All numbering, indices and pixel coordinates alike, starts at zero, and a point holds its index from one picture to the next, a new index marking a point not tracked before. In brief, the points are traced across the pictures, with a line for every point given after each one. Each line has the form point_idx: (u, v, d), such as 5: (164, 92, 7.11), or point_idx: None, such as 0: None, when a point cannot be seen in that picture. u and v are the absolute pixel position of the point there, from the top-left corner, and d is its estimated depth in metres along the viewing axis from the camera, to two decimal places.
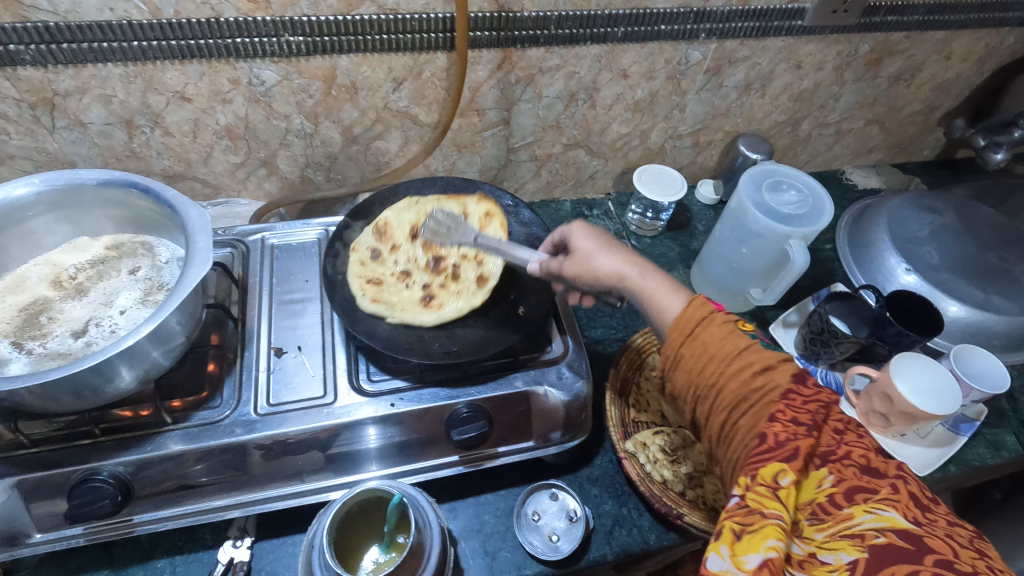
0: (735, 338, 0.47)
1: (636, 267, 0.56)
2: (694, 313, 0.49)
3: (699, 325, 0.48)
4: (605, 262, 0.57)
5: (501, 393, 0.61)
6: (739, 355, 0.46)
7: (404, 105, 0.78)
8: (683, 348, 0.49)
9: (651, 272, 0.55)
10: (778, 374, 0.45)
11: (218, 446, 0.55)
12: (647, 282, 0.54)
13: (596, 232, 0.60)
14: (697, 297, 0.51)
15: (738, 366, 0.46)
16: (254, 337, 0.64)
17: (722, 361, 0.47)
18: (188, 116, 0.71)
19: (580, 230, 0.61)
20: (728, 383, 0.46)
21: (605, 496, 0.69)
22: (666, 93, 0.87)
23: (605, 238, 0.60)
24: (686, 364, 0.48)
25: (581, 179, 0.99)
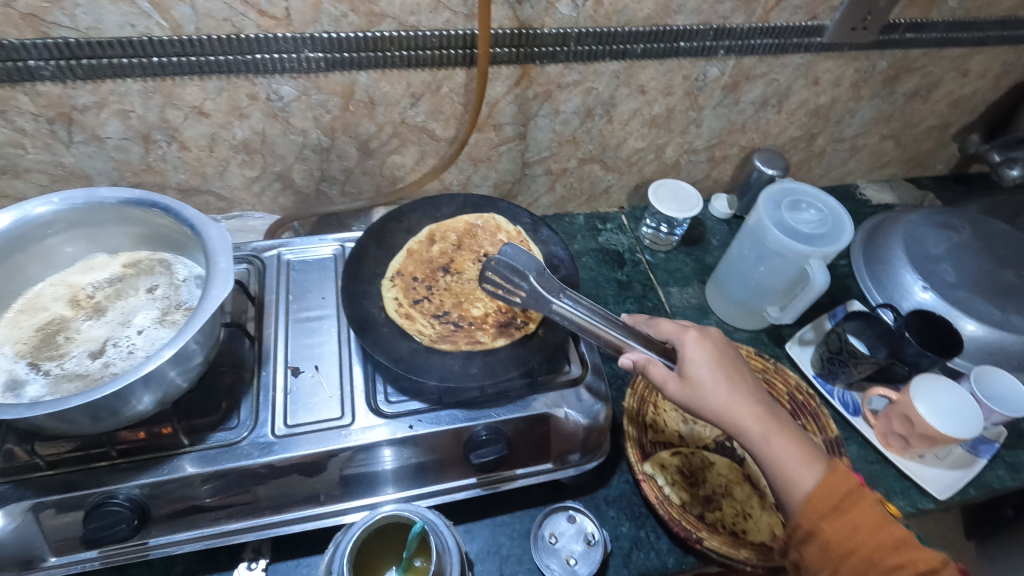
0: (886, 524, 0.50)
1: (761, 423, 0.54)
2: (837, 487, 0.52)
3: (846, 500, 0.51)
4: (722, 406, 0.55)
5: (521, 415, 0.60)
6: (891, 538, 0.49)
7: (421, 120, 0.77)
8: (825, 521, 0.51)
9: (778, 431, 0.54)
10: (935, 571, 0.48)
11: (236, 469, 0.54)
12: (774, 443, 0.54)
13: (715, 361, 0.57)
14: (834, 466, 0.53)
15: (889, 555, 0.49)
16: (270, 356, 0.63)
17: (868, 540, 0.49)
18: (206, 130, 0.71)
19: (697, 361, 0.57)
20: (877, 572, 0.48)
21: (623, 518, 0.68)
22: (683, 108, 0.86)
23: (723, 370, 0.57)
24: (826, 539, 0.50)
25: (595, 193, 0.98)
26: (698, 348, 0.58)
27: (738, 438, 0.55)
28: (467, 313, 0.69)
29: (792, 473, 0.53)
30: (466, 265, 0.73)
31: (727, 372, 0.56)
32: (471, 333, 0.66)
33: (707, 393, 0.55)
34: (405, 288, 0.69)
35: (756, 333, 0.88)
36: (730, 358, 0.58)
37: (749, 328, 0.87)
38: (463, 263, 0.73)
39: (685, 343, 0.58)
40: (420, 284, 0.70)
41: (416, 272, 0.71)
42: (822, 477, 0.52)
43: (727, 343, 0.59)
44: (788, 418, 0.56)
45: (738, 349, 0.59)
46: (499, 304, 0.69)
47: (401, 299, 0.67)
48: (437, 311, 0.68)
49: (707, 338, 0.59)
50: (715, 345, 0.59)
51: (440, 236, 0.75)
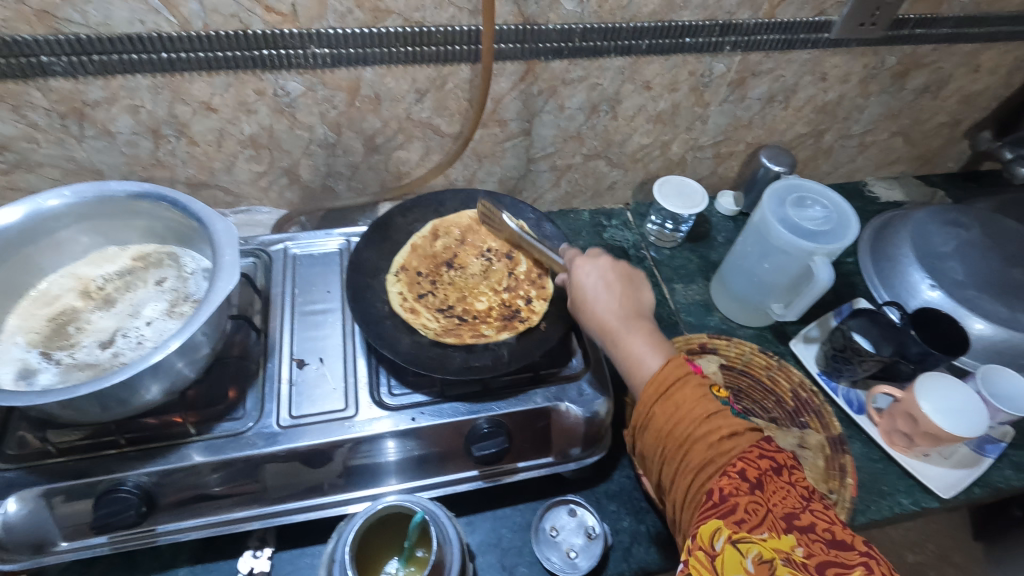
0: (706, 403, 0.49)
1: (618, 328, 0.57)
2: (671, 374, 0.51)
3: (674, 386, 0.51)
4: (595, 313, 0.58)
5: (522, 408, 0.61)
6: (708, 419, 0.49)
7: (426, 116, 0.78)
8: (656, 405, 0.51)
9: (631, 332, 0.56)
10: (740, 440, 0.48)
11: (242, 458, 0.56)
12: (627, 343, 0.56)
13: (599, 270, 0.61)
14: (674, 357, 0.53)
15: (706, 429, 0.48)
16: (276, 348, 0.64)
17: (690, 423, 0.49)
18: (213, 125, 0.72)
19: (582, 277, 0.61)
20: (694, 446, 0.48)
21: (623, 512, 0.68)
22: (689, 104, 0.86)
23: (602, 286, 0.59)
24: (656, 423, 0.51)
25: (600, 189, 0.98)
26: (584, 267, 0.62)
27: (605, 342, 0.58)
28: (472, 307, 0.70)
29: (636, 362, 0.54)
30: (469, 260, 0.74)
31: (607, 286, 0.59)
32: (475, 326, 0.66)
33: (585, 303, 0.59)
34: (409, 282, 0.69)
35: (760, 329, 0.88)
36: (612, 276, 0.60)
37: (754, 325, 0.87)
38: (467, 258, 0.74)
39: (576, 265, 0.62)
40: (424, 278, 0.71)
41: (420, 267, 0.72)
42: (661, 366, 0.52)
43: (621, 261, 0.62)
44: (655, 324, 0.57)
45: (629, 269, 0.61)
46: (503, 297, 0.70)
47: (407, 293, 0.68)
48: (442, 305, 0.69)
49: (600, 260, 0.62)
50: (608, 265, 0.61)
51: (444, 232, 0.76)
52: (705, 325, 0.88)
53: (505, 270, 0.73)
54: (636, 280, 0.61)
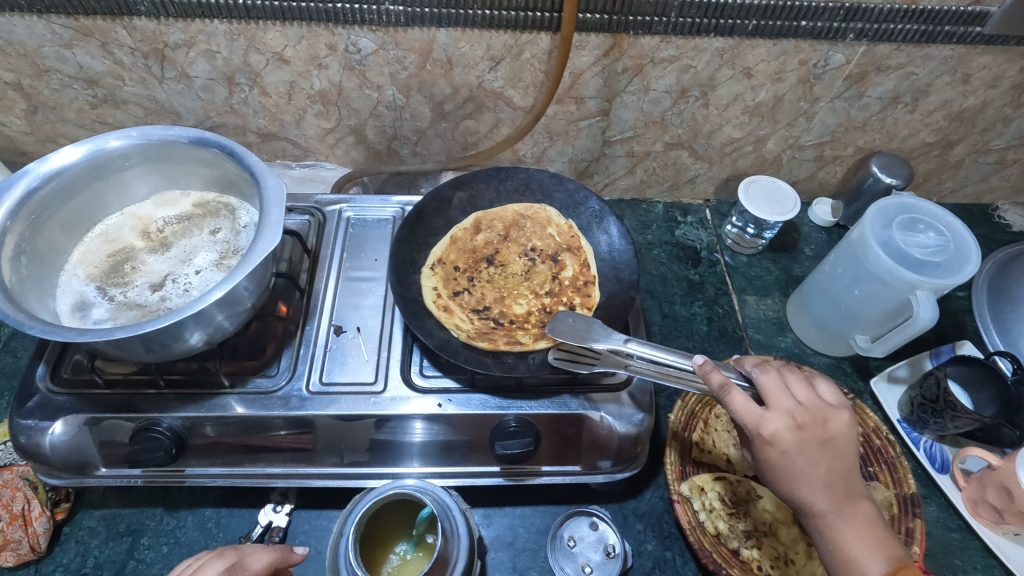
0: None
1: (827, 515, 0.48)
2: None
3: None
4: (796, 489, 0.48)
5: (554, 411, 0.58)
6: None
7: (499, 85, 0.73)
8: None
9: (845, 524, 0.47)
10: None
11: (269, 417, 0.56)
12: (844, 535, 0.47)
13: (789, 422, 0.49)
14: (905, 565, 0.46)
15: None
16: (317, 312, 0.64)
17: None
18: (286, 78, 0.71)
19: (779, 443, 0.48)
20: None
21: (648, 535, 0.64)
22: (794, 98, 0.76)
23: (808, 450, 0.48)
24: None
25: (680, 181, 0.90)
26: (770, 437, 0.49)
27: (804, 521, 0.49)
28: (510, 310, 0.64)
29: (852, 564, 0.46)
30: (515, 259, 0.67)
31: (810, 455, 0.48)
32: (511, 332, 0.61)
33: (786, 476, 0.48)
34: (447, 280, 0.64)
35: (838, 360, 0.78)
36: (811, 437, 0.48)
37: (832, 353, 0.78)
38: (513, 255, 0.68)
39: (761, 420, 0.49)
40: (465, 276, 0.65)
41: (458, 261, 0.66)
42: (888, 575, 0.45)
43: (812, 413, 0.49)
44: (872, 504, 0.49)
45: (827, 421, 0.49)
46: (544, 303, 0.64)
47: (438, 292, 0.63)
48: (477, 305, 0.64)
49: (783, 396, 0.50)
50: (798, 396, 0.51)
51: (487, 224, 0.69)
52: (774, 346, 0.79)
53: (548, 275, 0.66)
54: (838, 423, 0.50)
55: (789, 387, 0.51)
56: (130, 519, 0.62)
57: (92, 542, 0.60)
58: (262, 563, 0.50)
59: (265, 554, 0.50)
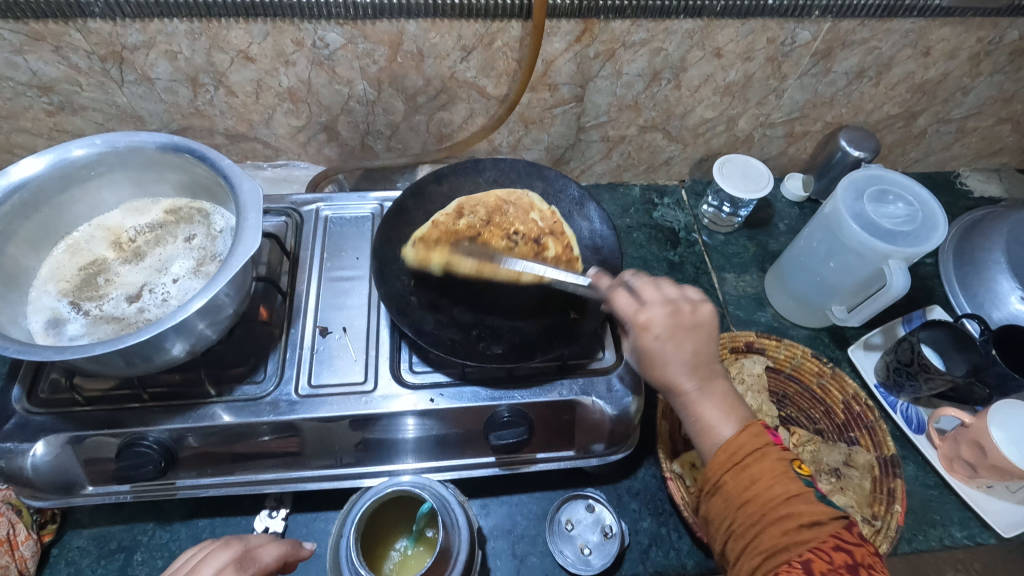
0: (787, 482, 0.43)
1: (690, 387, 0.48)
2: (747, 443, 0.45)
3: (750, 457, 0.44)
4: (668, 371, 0.49)
5: (546, 399, 0.58)
6: (785, 502, 0.42)
7: (471, 76, 0.72)
8: (726, 477, 0.45)
9: (706, 395, 0.48)
10: (822, 529, 0.41)
11: (259, 423, 0.55)
12: (703, 405, 0.48)
13: (654, 305, 0.50)
14: (751, 425, 0.47)
15: (783, 512, 0.42)
16: (300, 314, 0.63)
17: (763, 496, 0.43)
18: (252, 76, 0.69)
19: (648, 333, 0.49)
20: (767, 527, 0.42)
21: (643, 514, 0.66)
22: (763, 76, 0.77)
23: (671, 339, 0.49)
24: (725, 492, 0.44)
25: (655, 164, 0.91)
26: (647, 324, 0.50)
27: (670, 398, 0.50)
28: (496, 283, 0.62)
29: (707, 430, 0.47)
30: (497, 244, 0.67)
31: (672, 335, 0.49)
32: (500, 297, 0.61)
33: (658, 363, 0.49)
34: (434, 264, 0.62)
35: (816, 331, 0.80)
36: (682, 319, 0.50)
37: (811, 325, 0.80)
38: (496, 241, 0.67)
39: (633, 316, 0.50)
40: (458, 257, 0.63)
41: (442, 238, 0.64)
42: (735, 434, 0.46)
43: (680, 301, 0.51)
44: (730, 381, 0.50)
45: (698, 312, 0.51)
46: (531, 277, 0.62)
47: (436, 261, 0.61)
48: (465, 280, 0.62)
49: (655, 292, 0.52)
50: (669, 294, 0.52)
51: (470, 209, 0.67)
52: (754, 322, 0.81)
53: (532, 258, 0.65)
54: (703, 314, 0.51)
55: (658, 286, 0.53)
56: (123, 536, 0.61)
57: (84, 562, 0.59)
58: (273, 556, 0.50)
59: (275, 546, 0.51)
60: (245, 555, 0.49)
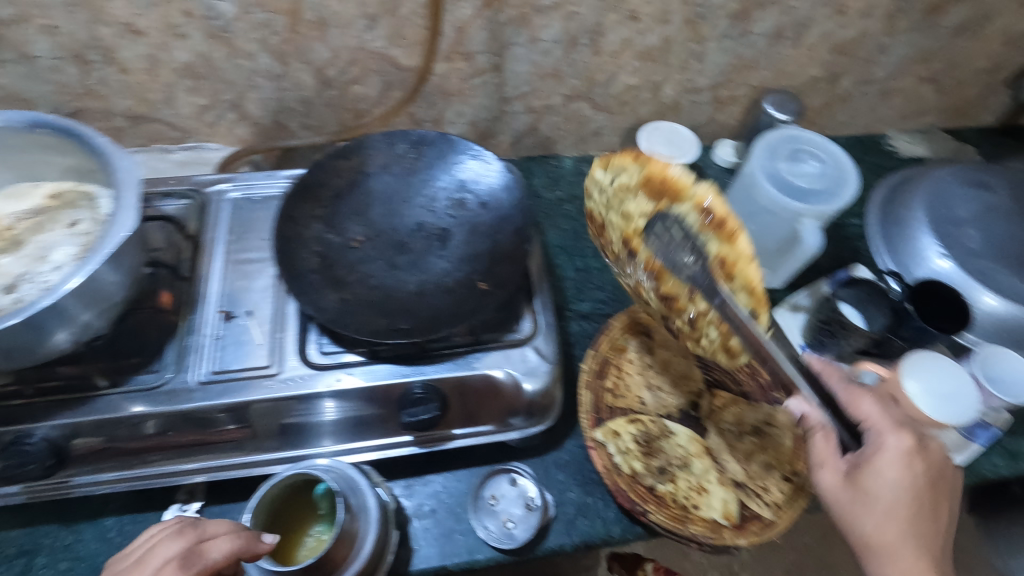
0: None
1: (862, 500, 0.52)
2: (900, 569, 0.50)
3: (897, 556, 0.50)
4: (869, 526, 0.52)
5: (459, 373, 0.57)
6: None
7: (380, 46, 0.70)
8: None
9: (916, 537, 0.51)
10: None
11: (156, 412, 0.53)
12: (860, 520, 0.52)
13: (924, 460, 0.53)
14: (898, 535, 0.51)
15: None
16: (204, 299, 0.60)
17: None
18: (143, 52, 0.66)
19: (878, 477, 0.52)
20: None
21: (569, 484, 0.65)
22: (683, 40, 0.76)
23: (903, 484, 0.52)
24: None
25: (585, 135, 0.89)
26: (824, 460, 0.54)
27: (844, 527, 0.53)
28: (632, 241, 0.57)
29: None
30: (615, 282, 0.59)
31: (891, 511, 0.51)
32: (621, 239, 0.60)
33: (864, 519, 0.52)
34: (634, 162, 0.54)
35: None
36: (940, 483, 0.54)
37: None
38: (616, 276, 0.60)
39: (861, 461, 0.53)
40: (610, 223, 0.58)
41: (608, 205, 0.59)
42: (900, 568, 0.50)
43: (935, 445, 0.54)
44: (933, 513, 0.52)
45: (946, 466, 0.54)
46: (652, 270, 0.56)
47: (744, 264, 0.48)
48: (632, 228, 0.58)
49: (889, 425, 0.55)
50: (890, 418, 0.55)
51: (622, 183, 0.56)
52: None
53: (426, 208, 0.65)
54: (936, 451, 0.54)
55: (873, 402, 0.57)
56: (26, 538, 0.58)
57: None
58: (223, 551, 0.46)
59: (226, 541, 0.46)
60: (190, 550, 0.46)
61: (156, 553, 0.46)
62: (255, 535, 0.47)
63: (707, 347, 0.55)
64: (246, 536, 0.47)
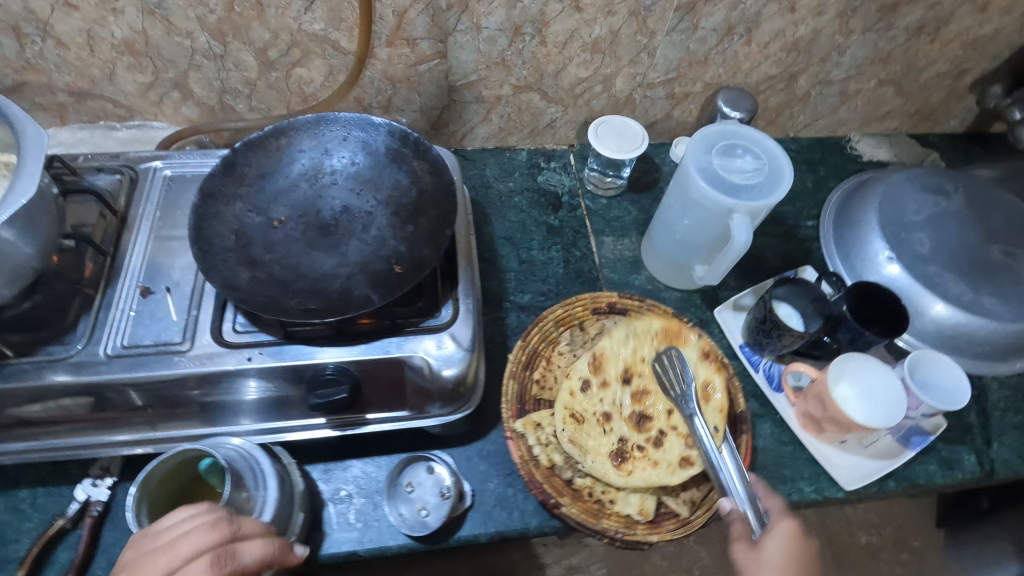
0: None
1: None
2: None
3: None
4: None
5: (371, 356, 0.57)
6: None
7: (320, 28, 0.70)
8: None
9: None
10: None
11: (60, 384, 0.53)
12: None
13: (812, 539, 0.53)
14: None
15: None
16: (123, 273, 0.60)
17: None
18: (79, 26, 0.66)
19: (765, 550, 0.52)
20: None
21: (491, 475, 0.65)
22: (630, 32, 0.75)
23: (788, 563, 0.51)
24: None
25: (539, 127, 0.89)
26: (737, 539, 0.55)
27: None
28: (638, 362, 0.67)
29: None
30: (596, 411, 0.64)
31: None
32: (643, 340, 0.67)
33: None
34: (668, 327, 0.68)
35: (688, 294, 0.80)
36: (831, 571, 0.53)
37: (682, 287, 0.79)
38: (593, 407, 0.64)
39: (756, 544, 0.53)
40: (615, 354, 0.66)
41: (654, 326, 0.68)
42: None
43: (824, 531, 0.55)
44: None
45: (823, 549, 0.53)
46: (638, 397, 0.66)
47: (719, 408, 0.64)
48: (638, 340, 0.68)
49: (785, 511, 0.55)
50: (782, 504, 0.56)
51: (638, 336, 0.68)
52: (628, 284, 0.80)
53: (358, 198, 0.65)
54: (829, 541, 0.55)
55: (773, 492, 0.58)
56: None
57: None
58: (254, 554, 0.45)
59: (260, 546, 0.45)
60: (225, 546, 0.44)
61: (186, 539, 0.43)
62: (284, 545, 0.48)
63: (661, 463, 0.61)
64: (278, 544, 0.47)
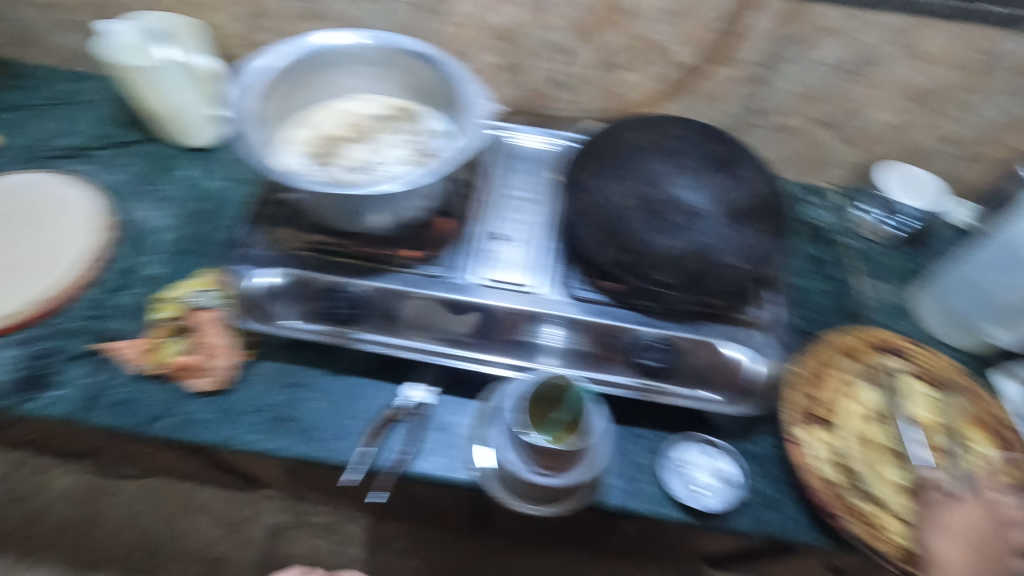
0: None
1: None
2: None
3: None
4: None
5: (694, 336, 0.64)
6: None
7: (668, 40, 0.78)
8: None
9: None
10: None
11: (440, 297, 0.65)
12: None
13: None
14: None
15: None
16: (483, 219, 0.72)
17: None
18: (472, 9, 0.78)
19: None
20: None
21: (760, 477, 0.67)
22: (958, 88, 0.77)
23: None
24: None
25: (816, 164, 0.92)
26: None
27: None
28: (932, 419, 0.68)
29: None
30: (886, 444, 0.67)
31: None
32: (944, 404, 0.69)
33: None
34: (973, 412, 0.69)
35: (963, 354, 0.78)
36: None
37: (957, 345, 0.79)
38: (883, 439, 0.67)
39: None
40: (913, 403, 0.70)
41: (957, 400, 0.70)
42: None
43: None
44: None
45: None
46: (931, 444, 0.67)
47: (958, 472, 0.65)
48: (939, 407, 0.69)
49: None
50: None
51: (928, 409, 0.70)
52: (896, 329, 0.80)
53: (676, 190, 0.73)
54: None
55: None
56: (297, 373, 0.72)
57: (265, 383, 0.71)
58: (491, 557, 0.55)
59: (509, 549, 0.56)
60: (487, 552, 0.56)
61: None
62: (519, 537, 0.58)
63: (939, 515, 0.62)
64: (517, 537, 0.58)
